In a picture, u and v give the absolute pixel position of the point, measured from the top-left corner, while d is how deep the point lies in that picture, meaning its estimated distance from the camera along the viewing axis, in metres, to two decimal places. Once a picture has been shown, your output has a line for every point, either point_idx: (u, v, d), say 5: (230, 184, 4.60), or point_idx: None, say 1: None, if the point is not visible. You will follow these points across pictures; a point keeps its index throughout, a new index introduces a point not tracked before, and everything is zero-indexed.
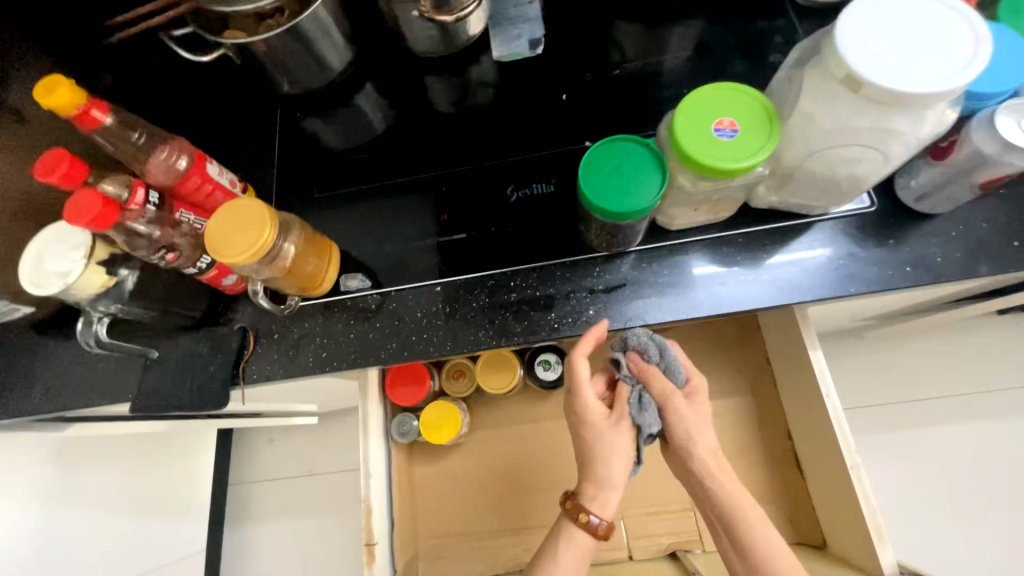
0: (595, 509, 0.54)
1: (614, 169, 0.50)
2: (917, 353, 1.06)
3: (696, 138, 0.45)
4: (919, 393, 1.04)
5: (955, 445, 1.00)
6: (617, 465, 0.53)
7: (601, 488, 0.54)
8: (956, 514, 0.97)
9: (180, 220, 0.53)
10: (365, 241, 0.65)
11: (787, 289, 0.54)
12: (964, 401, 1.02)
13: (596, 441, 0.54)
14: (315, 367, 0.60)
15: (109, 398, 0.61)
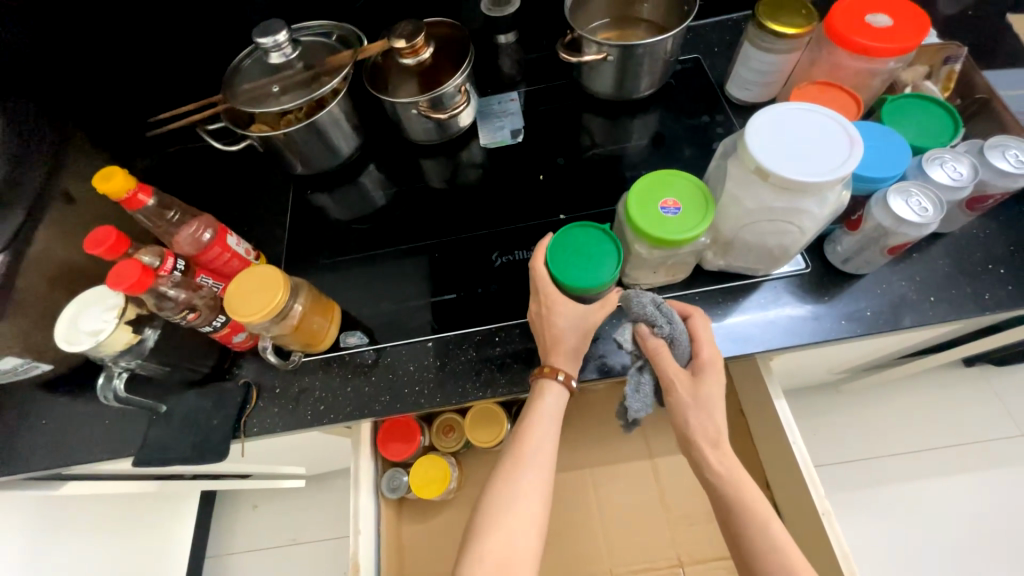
0: (561, 363, 0.58)
1: (579, 250, 0.58)
2: (889, 407, 1.11)
3: (643, 211, 0.54)
4: (895, 446, 1.08)
5: (936, 498, 1.02)
6: (577, 335, 0.57)
7: (571, 347, 0.58)
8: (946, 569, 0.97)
9: (202, 283, 0.61)
10: (364, 302, 0.72)
11: (740, 340, 0.61)
12: (940, 453, 1.06)
13: (563, 322, 0.57)
14: (313, 419, 0.64)
15: (113, 452, 0.64)
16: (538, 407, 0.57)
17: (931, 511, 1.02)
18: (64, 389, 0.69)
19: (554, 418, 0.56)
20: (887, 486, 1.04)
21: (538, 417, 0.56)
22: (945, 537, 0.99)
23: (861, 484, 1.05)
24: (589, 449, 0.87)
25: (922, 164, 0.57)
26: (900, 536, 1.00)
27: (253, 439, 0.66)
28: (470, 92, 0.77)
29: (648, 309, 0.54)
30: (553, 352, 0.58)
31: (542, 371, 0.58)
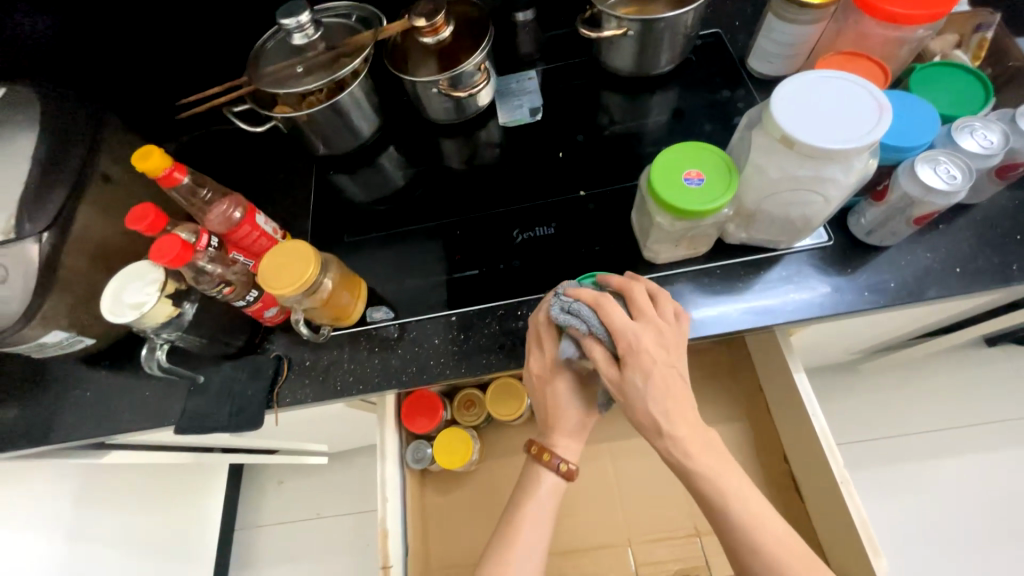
0: (562, 452, 0.59)
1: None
2: (908, 387, 1.11)
3: (668, 179, 0.55)
4: (913, 426, 1.07)
5: (954, 477, 1.02)
6: (577, 412, 0.61)
7: (574, 426, 0.60)
8: (963, 544, 0.98)
9: (236, 260, 0.63)
10: (389, 279, 0.74)
11: (762, 311, 0.62)
12: (958, 433, 1.05)
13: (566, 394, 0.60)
14: (343, 390, 0.67)
15: (154, 421, 0.67)
16: (533, 494, 0.58)
17: (948, 489, 1.02)
18: (105, 364, 0.72)
19: (546, 518, 0.57)
20: (904, 464, 1.04)
21: (529, 513, 0.57)
22: (963, 513, 1.00)
23: (877, 462, 1.06)
24: (607, 425, 0.89)
25: (951, 132, 0.56)
26: (916, 512, 1.01)
27: (286, 410, 0.69)
28: (489, 71, 0.78)
29: (567, 313, 0.53)
30: (556, 429, 0.60)
31: (542, 456, 0.59)
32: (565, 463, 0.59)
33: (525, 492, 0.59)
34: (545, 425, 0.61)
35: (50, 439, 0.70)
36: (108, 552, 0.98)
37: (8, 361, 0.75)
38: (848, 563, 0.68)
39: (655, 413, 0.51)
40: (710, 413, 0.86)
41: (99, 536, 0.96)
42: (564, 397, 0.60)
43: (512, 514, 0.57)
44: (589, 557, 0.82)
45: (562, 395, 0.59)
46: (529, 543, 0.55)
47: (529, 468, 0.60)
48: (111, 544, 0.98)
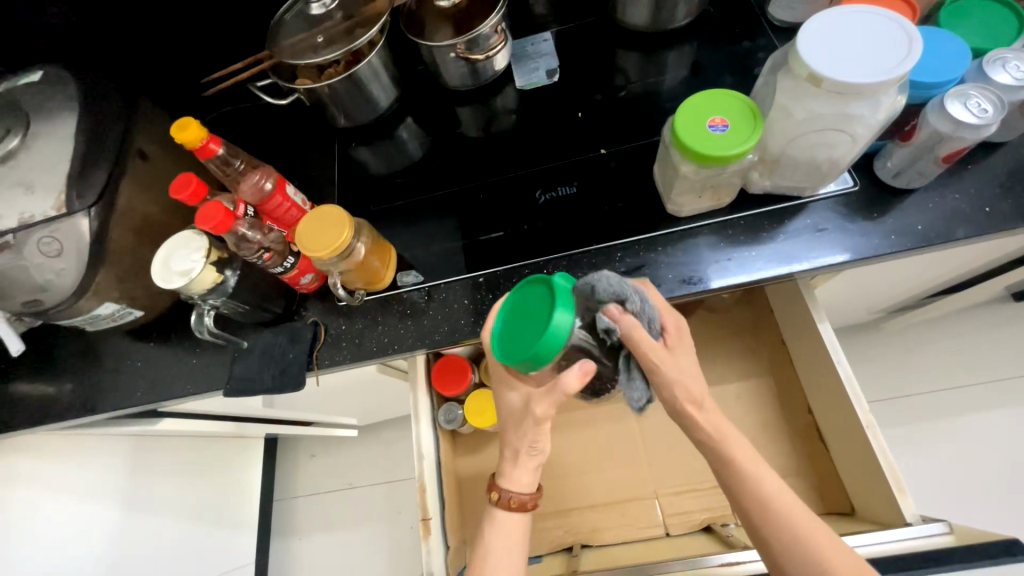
0: (510, 485, 0.60)
1: (522, 324, 0.51)
2: (932, 345, 1.10)
3: (696, 106, 0.56)
4: (937, 383, 1.07)
5: (981, 431, 1.02)
6: (527, 453, 0.60)
7: (519, 460, 0.60)
8: (991, 497, 0.98)
9: (271, 228, 0.65)
10: (415, 244, 0.76)
11: (787, 259, 0.62)
12: (985, 387, 1.05)
13: (507, 426, 0.60)
14: (378, 351, 0.69)
15: (202, 387, 0.71)
16: (486, 534, 0.61)
17: (975, 443, 1.02)
18: (153, 336, 0.76)
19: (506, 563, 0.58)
20: (931, 420, 1.05)
21: (486, 545, 0.60)
22: (991, 465, 1.00)
23: (900, 418, 1.07)
24: None
25: (982, 66, 0.55)
26: (941, 465, 1.02)
27: (326, 373, 0.72)
28: (505, 33, 0.78)
29: (614, 285, 0.51)
30: (508, 464, 0.61)
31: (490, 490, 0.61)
32: (513, 495, 0.60)
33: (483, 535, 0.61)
34: (503, 458, 0.62)
35: (107, 407, 0.74)
36: (160, 517, 1.04)
37: (63, 337, 0.80)
38: (874, 505, 0.70)
39: (684, 399, 0.55)
40: (737, 368, 0.91)
41: (151, 502, 1.03)
42: (511, 434, 0.60)
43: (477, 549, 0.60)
44: (616, 511, 0.85)
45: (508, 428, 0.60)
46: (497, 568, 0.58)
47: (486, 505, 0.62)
48: (162, 510, 1.05)
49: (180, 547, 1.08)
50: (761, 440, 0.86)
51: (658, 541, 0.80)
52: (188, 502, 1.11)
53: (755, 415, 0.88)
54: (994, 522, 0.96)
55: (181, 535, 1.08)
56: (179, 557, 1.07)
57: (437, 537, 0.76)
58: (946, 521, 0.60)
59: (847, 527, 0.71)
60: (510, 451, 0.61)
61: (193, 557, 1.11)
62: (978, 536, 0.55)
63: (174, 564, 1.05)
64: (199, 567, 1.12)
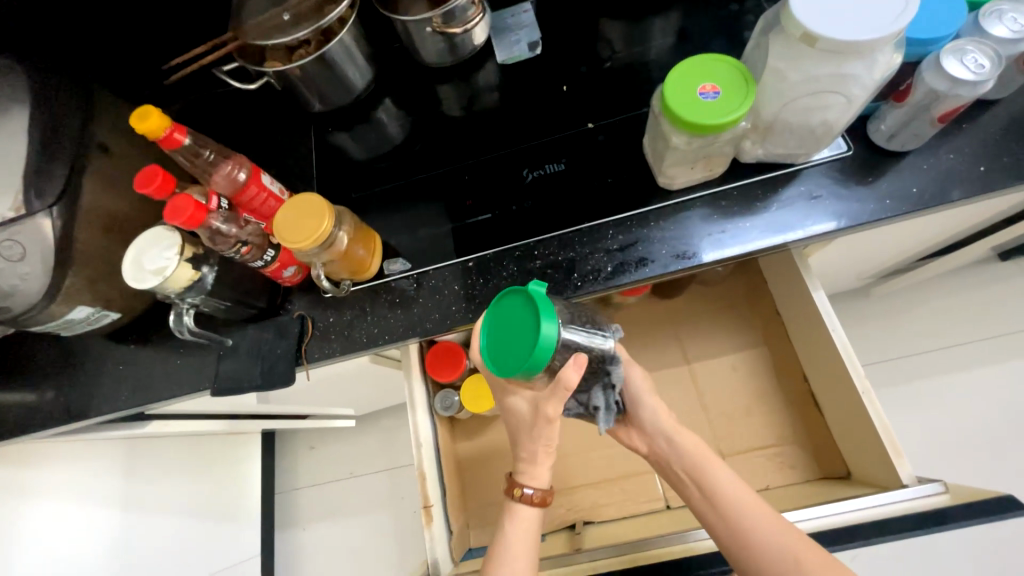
0: (528, 483, 0.63)
1: (507, 336, 0.52)
2: (921, 307, 1.11)
3: (686, 71, 0.54)
4: (926, 344, 1.09)
5: (970, 389, 1.04)
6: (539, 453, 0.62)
7: (531, 461, 0.63)
8: (980, 451, 1.00)
9: (247, 220, 0.63)
10: (401, 230, 0.73)
11: (782, 230, 0.61)
12: (973, 346, 1.07)
13: (520, 430, 0.63)
14: (368, 342, 0.68)
15: (189, 388, 0.69)
16: (506, 530, 0.61)
17: (963, 401, 1.04)
18: (133, 338, 0.73)
19: (525, 558, 0.59)
20: (922, 381, 1.06)
21: (503, 539, 0.61)
22: (979, 422, 1.02)
23: (891, 380, 1.08)
24: None
25: (978, 19, 0.53)
26: (932, 424, 1.04)
27: (316, 367, 0.70)
28: (483, 3, 0.74)
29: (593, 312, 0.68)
30: (526, 466, 0.63)
31: (511, 491, 0.63)
32: (532, 491, 0.62)
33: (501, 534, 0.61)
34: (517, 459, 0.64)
35: (91, 413, 0.72)
36: (161, 518, 1.03)
37: (39, 343, 0.77)
38: (870, 468, 0.71)
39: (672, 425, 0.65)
40: (731, 340, 0.91)
41: (149, 503, 1.01)
42: (525, 435, 0.62)
43: (496, 547, 0.60)
44: (617, 487, 0.86)
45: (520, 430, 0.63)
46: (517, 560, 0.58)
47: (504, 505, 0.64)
48: (163, 510, 1.04)
49: (184, 546, 1.07)
50: (756, 410, 0.87)
51: (659, 514, 0.82)
52: (188, 501, 1.10)
53: (751, 386, 0.88)
54: (983, 475, 0.99)
55: (185, 534, 1.08)
56: (184, 556, 1.06)
57: (440, 523, 0.75)
58: (942, 482, 0.61)
59: (844, 491, 0.72)
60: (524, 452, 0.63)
61: (198, 554, 1.10)
62: (973, 495, 0.56)
63: (180, 562, 1.05)
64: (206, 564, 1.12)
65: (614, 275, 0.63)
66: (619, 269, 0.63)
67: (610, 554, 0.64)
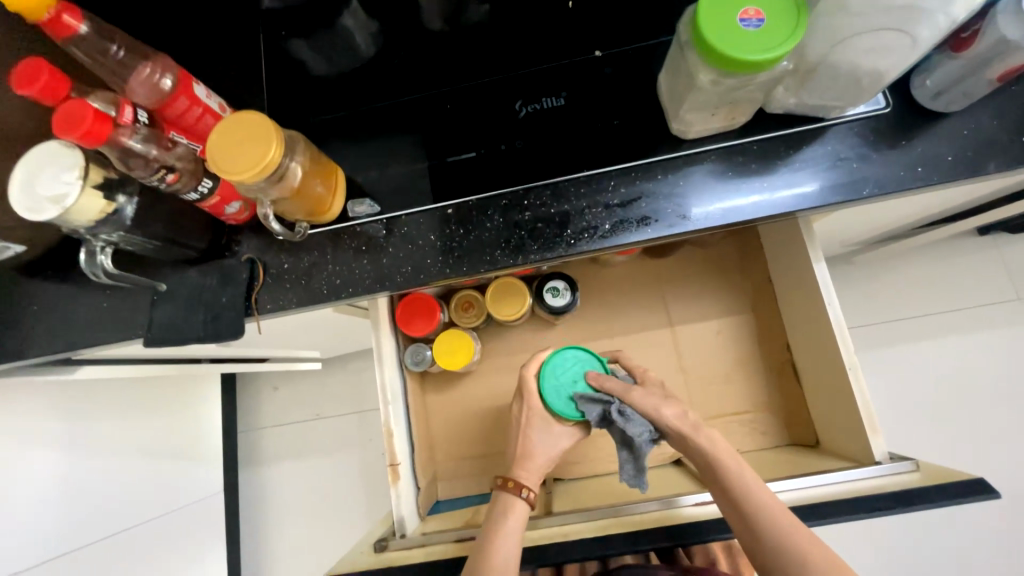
0: (524, 479, 0.65)
1: (567, 382, 0.68)
2: (901, 276, 1.11)
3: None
4: (899, 313, 1.09)
5: (933, 358, 1.07)
6: (541, 461, 0.67)
7: (535, 466, 0.67)
8: (931, 415, 1.05)
9: (177, 142, 0.51)
10: (370, 165, 0.63)
11: (802, 196, 0.54)
12: (943, 317, 1.08)
13: (537, 435, 0.68)
14: (329, 294, 0.59)
15: (117, 335, 0.60)
16: (502, 517, 0.60)
17: (925, 369, 1.07)
18: (46, 274, 0.62)
19: (515, 534, 0.58)
20: (890, 349, 1.08)
21: (504, 527, 0.59)
22: (935, 389, 1.06)
23: (861, 346, 1.10)
24: (607, 321, 0.88)
25: None
26: (892, 389, 1.07)
27: (269, 318, 0.62)
28: None
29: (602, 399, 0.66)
30: (523, 465, 0.66)
31: (506, 484, 0.64)
32: (528, 488, 0.64)
33: (492, 515, 0.61)
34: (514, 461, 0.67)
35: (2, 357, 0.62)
36: (110, 458, 0.97)
37: None
38: (841, 440, 0.71)
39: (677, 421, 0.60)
40: (718, 305, 0.88)
41: (95, 445, 0.95)
42: (537, 444, 0.68)
43: (488, 524, 0.60)
44: (589, 446, 0.85)
45: (529, 442, 0.68)
46: (509, 531, 0.59)
47: (498, 496, 0.64)
48: (111, 451, 0.98)
49: (140, 485, 1.03)
50: (734, 377, 0.85)
51: None
52: (140, 441, 1.05)
53: (732, 353, 0.86)
54: (930, 438, 1.04)
55: (140, 473, 1.04)
56: (141, 494, 1.03)
57: (406, 481, 0.72)
58: (913, 459, 0.61)
59: (812, 459, 0.73)
60: (531, 453, 0.67)
61: (157, 492, 1.07)
62: (943, 476, 0.56)
63: (136, 501, 1.02)
64: (166, 501, 1.09)
65: (611, 234, 0.56)
66: (617, 227, 0.56)
67: (582, 518, 0.62)
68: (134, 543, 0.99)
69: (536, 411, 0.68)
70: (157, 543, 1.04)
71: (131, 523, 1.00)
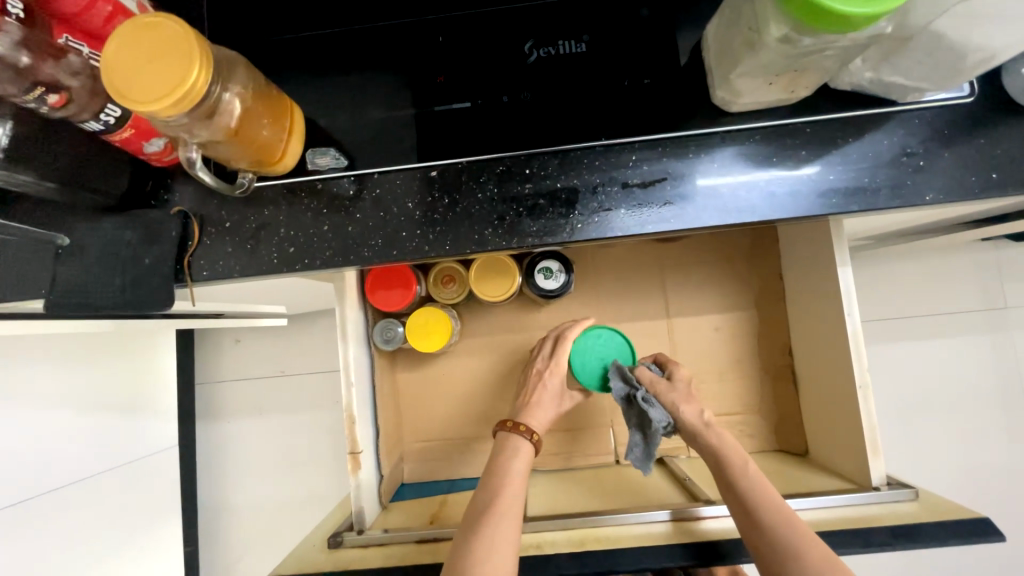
0: (533, 424, 0.63)
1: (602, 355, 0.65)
2: (929, 269, 1.01)
3: None
4: (907, 311, 1.01)
5: (948, 356, 0.99)
6: (550, 412, 0.65)
7: (543, 415, 0.64)
8: (940, 410, 0.99)
9: (64, 47, 0.38)
10: (338, 106, 0.51)
11: (852, 195, 0.46)
12: (954, 318, 1.00)
13: (550, 389, 0.66)
14: (278, 263, 0.49)
15: (9, 293, 0.48)
16: (506, 460, 0.59)
17: (946, 369, 0.99)
18: None
19: (522, 477, 0.57)
20: (908, 346, 1.00)
21: (507, 471, 0.57)
22: (949, 393, 0.99)
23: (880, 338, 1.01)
24: (602, 306, 0.80)
25: None
26: (908, 390, 0.99)
27: (207, 286, 0.51)
28: None
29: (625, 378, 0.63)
30: (531, 410, 0.64)
31: (517, 428, 0.62)
32: (535, 433, 0.62)
33: (498, 458, 0.59)
34: (525, 407, 0.65)
35: None
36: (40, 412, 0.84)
37: None
38: (835, 455, 0.67)
39: (693, 418, 0.59)
40: (724, 299, 0.80)
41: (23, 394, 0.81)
42: (548, 395, 0.65)
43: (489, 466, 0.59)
44: (570, 437, 0.80)
45: (543, 392, 0.65)
46: (516, 475, 0.57)
47: (505, 441, 0.61)
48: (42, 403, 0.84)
49: (75, 441, 0.89)
50: (731, 376, 0.79)
51: (609, 469, 0.77)
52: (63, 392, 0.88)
53: (730, 351, 0.79)
54: (932, 445, 0.98)
55: (70, 429, 0.89)
56: (76, 450, 0.89)
57: (368, 470, 0.66)
58: (914, 487, 0.57)
59: (801, 471, 0.69)
60: (541, 404, 0.65)
61: (104, 446, 0.95)
62: (944, 511, 0.53)
63: (71, 458, 0.88)
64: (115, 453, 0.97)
65: (626, 220, 0.47)
66: (634, 214, 0.47)
67: (558, 524, 0.58)
68: (68, 505, 0.86)
69: (557, 369, 0.66)
70: (96, 505, 0.92)
71: (61, 483, 0.86)
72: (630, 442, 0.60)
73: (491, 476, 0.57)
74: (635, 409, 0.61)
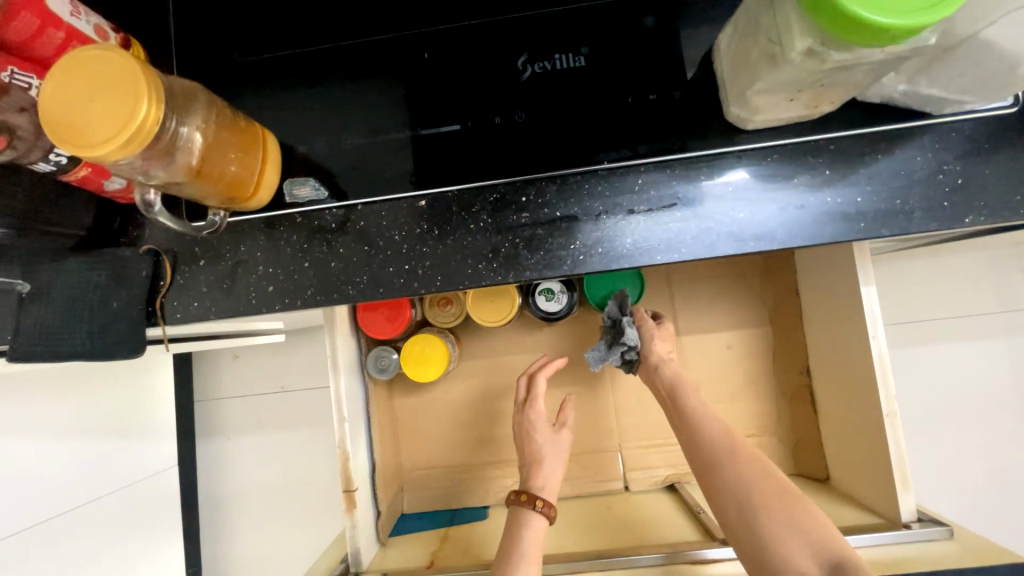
0: (536, 490, 0.59)
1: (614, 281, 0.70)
2: None
3: None
4: (950, 310, 0.91)
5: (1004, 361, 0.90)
6: (555, 464, 0.62)
7: (548, 469, 0.62)
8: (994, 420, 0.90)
9: (6, 84, 0.34)
10: (317, 131, 0.47)
11: (883, 218, 0.41)
12: (1005, 318, 0.90)
13: (542, 440, 0.64)
14: (256, 303, 0.45)
15: None
16: (516, 538, 0.55)
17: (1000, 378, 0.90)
18: None
19: (536, 554, 0.53)
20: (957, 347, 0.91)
21: (517, 548, 0.53)
22: None
23: None
24: None
25: None
26: None
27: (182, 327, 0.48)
28: None
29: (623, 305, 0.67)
30: (532, 474, 0.61)
31: (520, 497, 0.58)
32: (545, 502, 0.58)
33: (506, 536, 0.56)
34: (532, 463, 0.62)
35: None
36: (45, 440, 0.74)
37: None
38: (861, 485, 0.63)
39: (658, 353, 0.63)
40: (737, 314, 0.76)
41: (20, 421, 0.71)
42: (545, 446, 0.63)
43: (500, 549, 0.54)
44: (576, 464, 0.74)
45: (540, 448, 0.63)
46: (527, 552, 0.53)
47: (512, 516, 0.58)
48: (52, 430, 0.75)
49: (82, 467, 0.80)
50: (746, 396, 0.75)
51: (617, 497, 0.73)
52: (54, 415, 0.76)
53: (744, 369, 0.75)
54: None
55: (71, 457, 0.78)
56: (83, 478, 0.79)
57: (363, 509, 0.63)
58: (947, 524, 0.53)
59: (821, 501, 0.65)
60: (541, 460, 0.62)
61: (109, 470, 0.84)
62: (984, 554, 0.49)
63: (77, 481, 0.78)
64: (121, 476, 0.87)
65: (632, 250, 0.43)
66: (641, 244, 0.43)
67: (563, 567, 0.55)
68: (77, 535, 0.76)
69: (535, 413, 0.65)
70: (99, 534, 0.80)
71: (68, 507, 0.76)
72: (595, 344, 0.66)
73: (505, 553, 0.53)
74: (616, 330, 0.65)
